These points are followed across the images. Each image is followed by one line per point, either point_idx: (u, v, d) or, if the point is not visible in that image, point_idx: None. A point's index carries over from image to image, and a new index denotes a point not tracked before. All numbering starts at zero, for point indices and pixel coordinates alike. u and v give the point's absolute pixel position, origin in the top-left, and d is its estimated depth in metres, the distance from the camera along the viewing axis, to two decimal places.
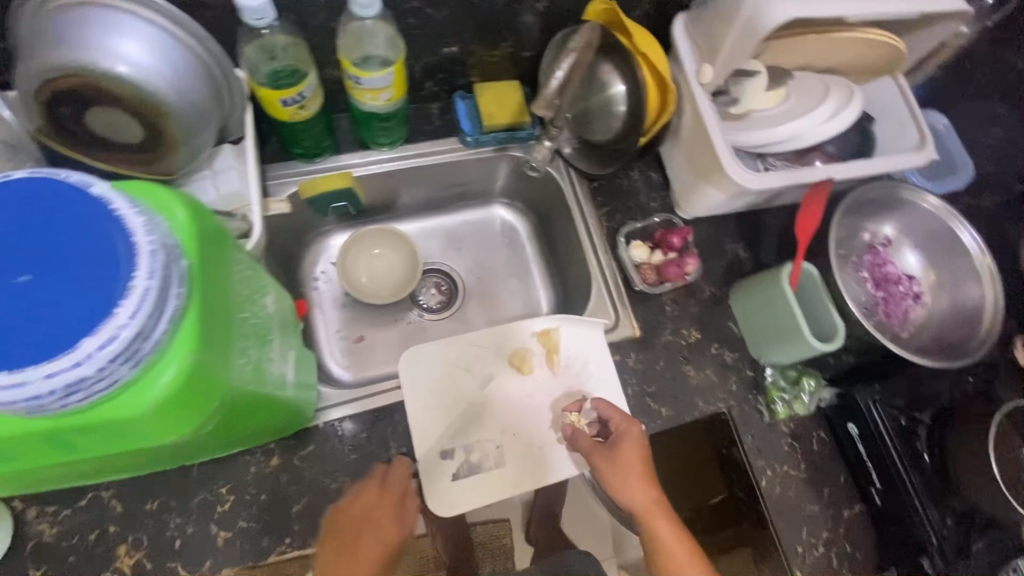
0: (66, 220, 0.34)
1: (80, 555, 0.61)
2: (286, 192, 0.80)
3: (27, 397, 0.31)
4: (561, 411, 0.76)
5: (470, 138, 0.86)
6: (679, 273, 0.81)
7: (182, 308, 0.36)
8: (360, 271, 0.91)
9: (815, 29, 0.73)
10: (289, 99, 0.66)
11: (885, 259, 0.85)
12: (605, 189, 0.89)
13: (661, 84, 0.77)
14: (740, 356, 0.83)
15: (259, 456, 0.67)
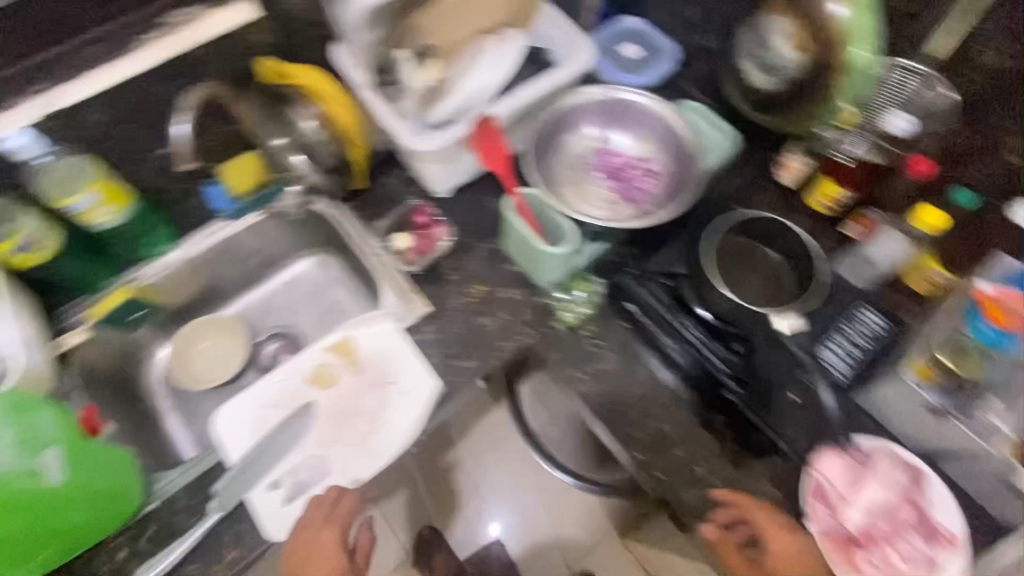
0: None
1: None
2: (85, 324, 0.89)
3: None
4: (418, 406, 0.81)
5: (227, 212, 0.95)
6: (432, 244, 0.91)
7: None
8: (195, 361, 1.00)
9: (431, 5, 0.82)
10: (17, 249, 0.77)
11: (610, 152, 0.91)
12: (365, 202, 0.98)
13: (328, 99, 0.86)
14: (525, 291, 0.90)
15: (108, 555, 0.74)
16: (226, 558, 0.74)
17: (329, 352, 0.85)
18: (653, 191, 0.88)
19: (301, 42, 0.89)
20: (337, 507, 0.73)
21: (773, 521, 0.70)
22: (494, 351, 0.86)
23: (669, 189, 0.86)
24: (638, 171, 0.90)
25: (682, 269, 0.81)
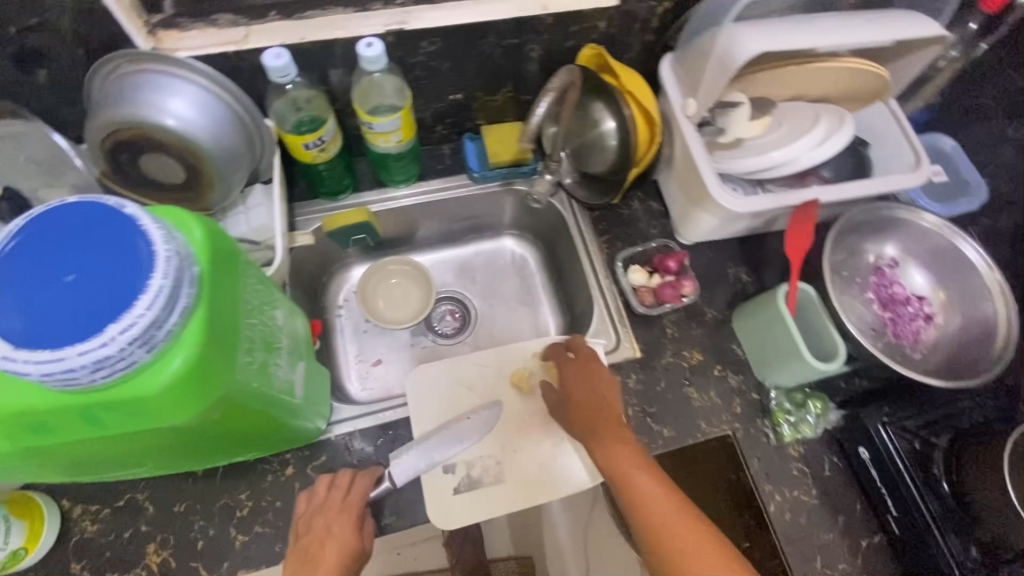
0: (85, 234, 0.36)
1: (116, 551, 0.67)
2: (311, 227, 0.89)
3: (64, 373, 0.33)
4: None
5: (477, 174, 0.93)
6: (675, 295, 0.84)
7: (191, 308, 0.37)
8: (378, 297, 0.99)
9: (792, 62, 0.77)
10: (310, 143, 0.75)
11: (892, 280, 0.83)
12: (607, 217, 0.93)
13: (647, 114, 0.81)
14: (744, 379, 0.84)
15: (276, 466, 0.72)
16: (381, 520, 0.72)
17: (534, 360, 0.82)
18: (926, 344, 0.80)
19: (632, 40, 0.84)
20: (345, 498, 0.68)
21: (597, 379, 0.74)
22: (693, 431, 0.80)
23: (949, 361, 0.78)
24: (915, 312, 0.82)
25: (945, 439, 0.76)
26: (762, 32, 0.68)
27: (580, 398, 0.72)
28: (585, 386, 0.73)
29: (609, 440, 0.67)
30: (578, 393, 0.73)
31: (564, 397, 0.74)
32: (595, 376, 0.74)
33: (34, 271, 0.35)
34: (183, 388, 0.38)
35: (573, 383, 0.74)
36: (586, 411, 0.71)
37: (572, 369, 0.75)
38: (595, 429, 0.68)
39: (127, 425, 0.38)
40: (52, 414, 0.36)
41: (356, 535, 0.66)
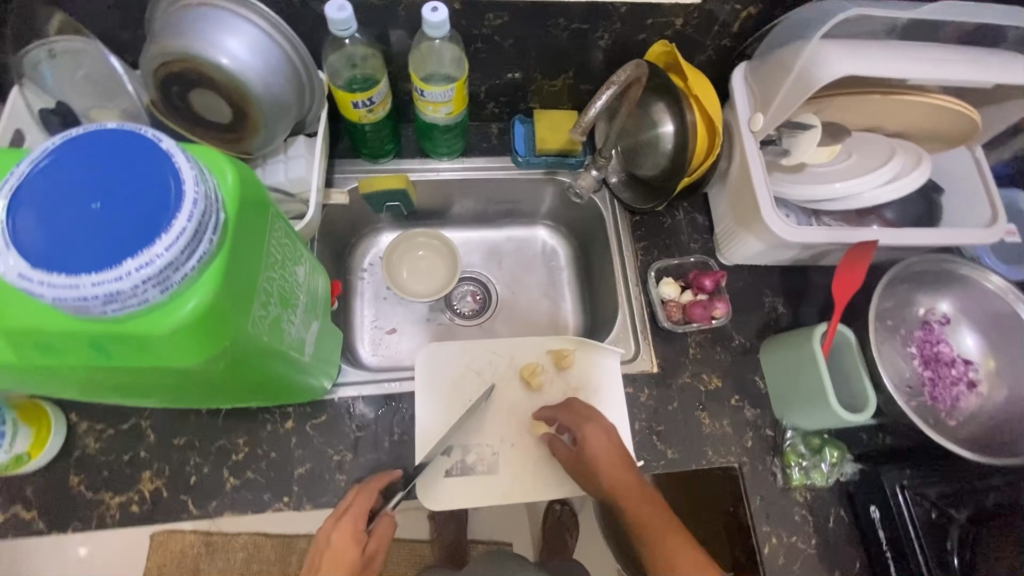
0: (116, 161, 0.35)
1: (113, 471, 0.69)
2: (349, 186, 0.88)
3: (73, 300, 0.32)
4: None
5: (522, 158, 0.90)
6: (705, 315, 0.80)
7: (212, 251, 0.36)
8: (403, 266, 0.98)
9: (880, 90, 0.71)
10: (359, 103, 0.73)
11: (939, 338, 0.78)
12: (647, 224, 0.89)
13: (710, 124, 0.77)
14: (760, 413, 0.80)
15: (276, 417, 0.73)
16: None
17: (546, 358, 0.80)
18: (964, 412, 0.75)
19: (706, 42, 0.79)
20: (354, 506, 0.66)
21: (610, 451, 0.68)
22: (698, 458, 0.77)
23: (989, 434, 0.73)
24: (958, 376, 0.77)
25: (965, 513, 0.71)
26: (849, 54, 0.63)
27: (603, 468, 0.68)
28: (605, 455, 0.68)
29: (620, 483, 0.66)
30: (596, 459, 0.68)
31: (583, 464, 0.69)
32: (613, 442, 0.69)
33: (58, 191, 0.34)
34: (192, 333, 0.37)
35: (589, 444, 0.69)
36: (614, 479, 0.67)
37: (593, 432, 0.69)
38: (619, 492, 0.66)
39: (132, 359, 0.38)
40: (59, 336, 0.36)
41: (359, 546, 0.63)
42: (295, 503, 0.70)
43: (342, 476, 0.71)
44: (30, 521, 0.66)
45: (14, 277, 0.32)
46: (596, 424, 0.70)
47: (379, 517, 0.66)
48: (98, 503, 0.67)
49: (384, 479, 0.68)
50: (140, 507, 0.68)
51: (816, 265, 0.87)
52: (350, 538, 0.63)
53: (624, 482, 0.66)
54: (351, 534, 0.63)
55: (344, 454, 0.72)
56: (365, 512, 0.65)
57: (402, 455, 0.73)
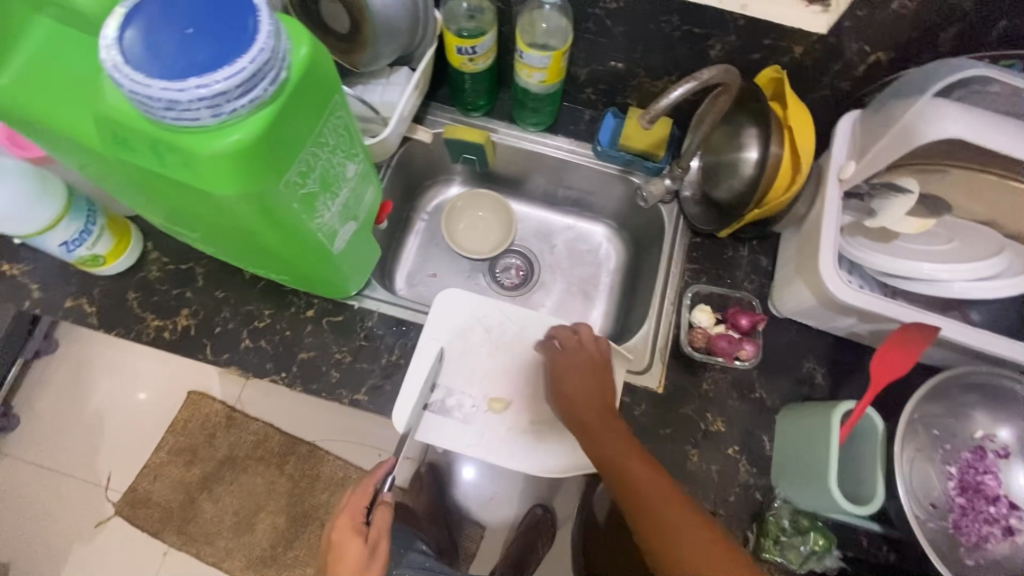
0: (216, 2, 0.41)
1: (161, 299, 0.79)
2: (436, 128, 0.93)
3: (143, 97, 0.38)
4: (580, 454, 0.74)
5: (601, 149, 0.90)
6: (729, 351, 0.77)
7: (265, 100, 0.42)
8: (461, 220, 1.02)
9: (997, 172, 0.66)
10: (464, 49, 0.78)
11: (989, 468, 0.68)
12: (705, 248, 0.86)
13: (796, 160, 0.73)
14: (755, 473, 0.75)
15: (302, 303, 0.80)
16: (353, 395, 0.76)
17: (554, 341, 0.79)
18: (989, 558, 0.66)
19: (824, 79, 0.75)
20: (356, 502, 0.72)
21: (586, 368, 0.72)
22: None
23: None
24: (996, 518, 0.67)
25: None
26: (967, 115, 0.57)
27: (575, 392, 0.70)
28: (585, 382, 0.71)
29: (615, 442, 0.64)
30: (574, 381, 0.71)
31: (563, 396, 0.71)
32: (595, 372, 0.72)
33: (165, 14, 0.41)
34: (228, 164, 0.43)
35: (568, 373, 0.72)
36: (591, 411, 0.68)
37: (575, 365, 0.72)
38: (624, 464, 0.62)
39: (179, 172, 0.44)
40: (131, 132, 0.43)
41: (360, 536, 0.68)
42: (289, 380, 0.76)
43: (336, 373, 0.77)
44: (89, 314, 0.78)
45: (109, 66, 0.39)
46: (579, 357, 0.73)
47: (376, 507, 0.71)
48: (141, 319, 0.78)
49: (379, 470, 0.72)
50: (171, 335, 0.77)
51: (874, 348, 0.79)
52: (352, 521, 0.69)
53: (619, 448, 0.64)
54: (351, 515, 0.70)
55: (344, 355, 0.78)
56: (362, 507, 0.71)
57: (393, 376, 0.77)
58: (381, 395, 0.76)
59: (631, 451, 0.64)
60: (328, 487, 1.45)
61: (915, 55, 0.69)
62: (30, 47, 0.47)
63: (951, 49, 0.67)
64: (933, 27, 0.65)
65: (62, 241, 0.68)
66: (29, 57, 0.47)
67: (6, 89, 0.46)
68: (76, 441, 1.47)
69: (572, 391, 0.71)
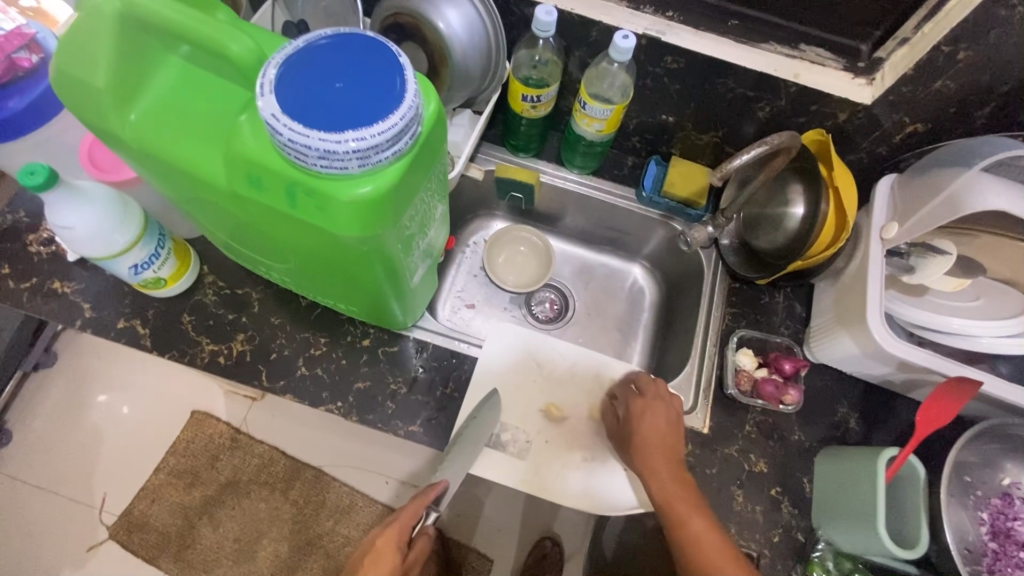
0: (364, 60, 0.44)
1: (216, 323, 0.79)
2: (486, 166, 0.96)
3: (300, 145, 0.40)
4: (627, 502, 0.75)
5: (646, 194, 0.95)
6: (775, 395, 0.81)
7: (403, 152, 0.44)
8: (501, 254, 1.05)
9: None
10: (528, 97, 0.83)
11: (1018, 514, 0.72)
12: (744, 293, 0.90)
13: (842, 217, 0.78)
14: (797, 514, 0.77)
15: (358, 332, 0.81)
16: (408, 426, 0.77)
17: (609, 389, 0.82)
18: None
19: (862, 144, 0.81)
20: (401, 521, 0.72)
21: (663, 415, 0.72)
22: None
23: None
24: None
25: None
26: (1009, 192, 0.64)
27: (649, 434, 0.71)
28: (655, 433, 0.71)
29: (666, 475, 0.68)
30: (648, 429, 0.71)
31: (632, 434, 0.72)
32: (667, 422, 0.72)
33: (315, 66, 0.43)
34: (361, 210, 0.45)
35: (642, 419, 0.72)
36: (653, 452, 0.70)
37: (655, 414, 0.73)
38: (670, 495, 0.66)
39: (308, 214, 0.46)
40: (268, 173, 0.45)
41: (398, 556, 0.69)
42: (345, 410, 0.77)
43: (391, 404, 0.77)
44: (142, 335, 0.77)
45: (266, 114, 0.41)
46: (657, 403, 0.74)
47: (418, 535, 0.72)
48: (196, 343, 0.78)
49: (430, 495, 0.72)
50: (226, 360, 0.77)
51: (902, 395, 0.84)
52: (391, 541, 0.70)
53: (672, 486, 0.67)
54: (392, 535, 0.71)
55: (400, 386, 0.79)
56: (409, 525, 0.72)
57: (448, 408, 0.78)
58: (437, 426, 0.77)
59: (682, 487, 0.67)
60: (334, 514, 1.41)
61: (950, 127, 0.75)
62: (160, 84, 0.48)
63: (983, 125, 0.73)
64: (969, 105, 0.71)
65: (132, 264, 0.68)
66: (159, 93, 0.48)
67: (135, 124, 0.48)
68: (70, 461, 1.41)
69: (645, 437, 0.71)
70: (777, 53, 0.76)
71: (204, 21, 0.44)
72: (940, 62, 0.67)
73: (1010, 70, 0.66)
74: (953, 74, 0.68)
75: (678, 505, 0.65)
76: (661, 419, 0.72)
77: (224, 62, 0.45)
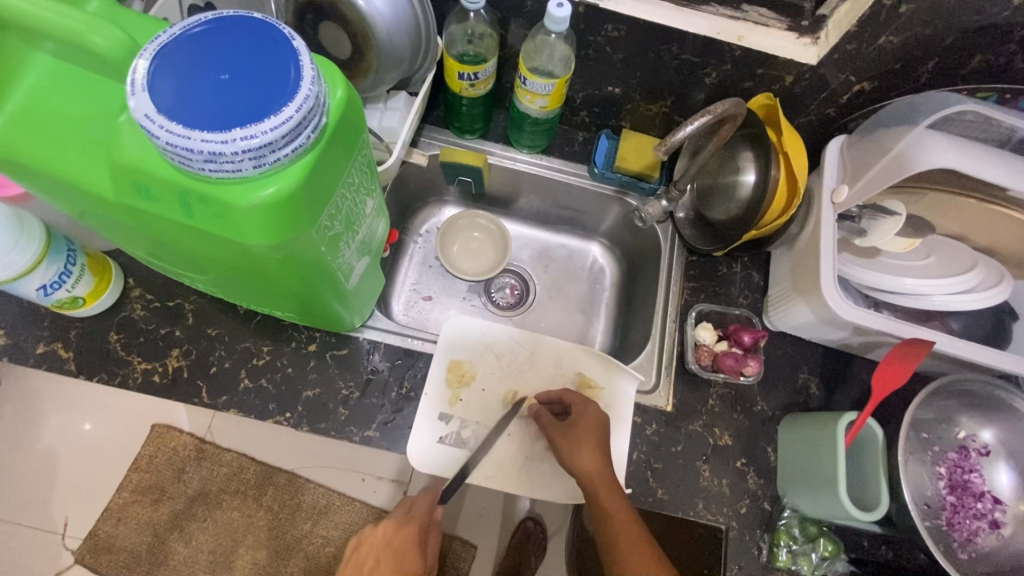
0: (254, 48, 0.39)
1: (147, 340, 0.74)
2: (431, 151, 0.92)
3: (180, 149, 0.36)
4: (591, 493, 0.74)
5: (598, 170, 0.92)
6: (735, 368, 0.79)
7: (308, 147, 0.40)
8: (455, 242, 1.01)
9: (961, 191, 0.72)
10: (465, 75, 0.78)
11: (973, 466, 0.73)
12: (701, 266, 0.88)
13: (793, 183, 0.77)
14: (763, 484, 0.77)
15: (304, 337, 0.77)
16: (364, 431, 0.73)
17: (573, 380, 0.81)
18: (980, 551, 0.70)
19: (811, 107, 0.80)
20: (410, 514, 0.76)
21: (595, 420, 0.71)
22: (687, 508, 0.75)
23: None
24: (981, 512, 0.71)
25: None
26: (952, 147, 0.64)
27: (583, 424, 0.70)
28: (594, 427, 0.70)
29: (592, 457, 0.67)
30: (584, 417, 0.71)
31: (568, 430, 0.71)
32: (598, 428, 0.70)
33: (197, 58, 0.38)
34: (265, 215, 0.40)
35: (581, 413, 0.72)
36: (583, 435, 0.69)
37: (592, 409, 0.72)
38: (592, 470, 0.66)
39: (208, 223, 0.41)
40: (156, 181, 0.40)
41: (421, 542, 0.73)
42: (295, 421, 0.73)
43: (344, 410, 0.74)
44: (65, 360, 0.71)
45: (140, 116, 0.36)
46: (584, 401, 0.73)
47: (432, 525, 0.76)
48: (126, 363, 0.72)
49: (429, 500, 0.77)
50: (161, 378, 0.72)
51: (860, 357, 0.84)
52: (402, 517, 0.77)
53: (596, 464, 0.67)
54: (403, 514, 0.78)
55: (352, 391, 0.75)
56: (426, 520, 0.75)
57: (405, 408, 0.75)
58: (393, 428, 0.74)
59: (602, 466, 0.67)
60: (311, 516, 1.23)
61: (896, 84, 0.73)
62: (27, 86, 0.43)
63: (929, 79, 0.72)
64: (914, 60, 0.69)
65: (40, 285, 0.63)
66: (25, 97, 0.42)
67: (2, 136, 0.42)
68: (7, 483, 1.21)
69: (579, 427, 0.70)
70: (719, 15, 0.72)
71: (59, 11, 0.38)
72: (883, 17, 0.65)
73: (953, 21, 0.64)
74: (896, 29, 0.66)
75: (598, 481, 0.66)
76: (592, 429, 0.69)
77: (92, 57, 0.40)
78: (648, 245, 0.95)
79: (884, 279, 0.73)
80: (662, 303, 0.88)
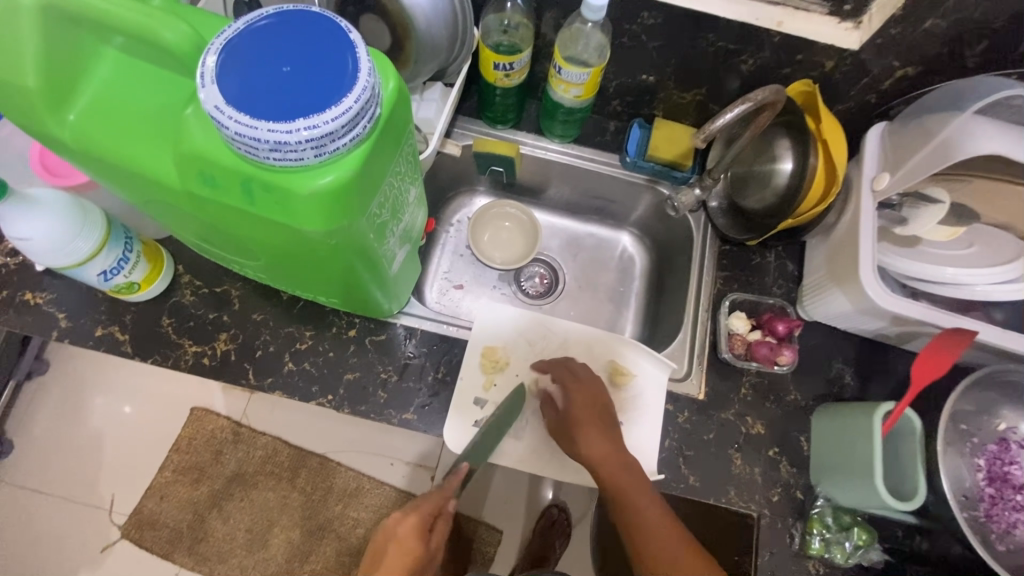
0: (313, 40, 0.41)
1: (197, 324, 0.77)
2: (464, 141, 0.93)
3: (249, 139, 0.38)
4: None
5: (630, 159, 0.91)
6: (769, 357, 0.80)
7: (364, 136, 0.42)
8: (486, 231, 1.02)
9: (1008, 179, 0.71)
10: (500, 65, 0.79)
11: (1013, 458, 0.72)
12: (735, 255, 0.88)
13: (832, 171, 0.76)
14: (796, 473, 0.77)
15: (343, 323, 0.79)
16: (403, 413, 0.76)
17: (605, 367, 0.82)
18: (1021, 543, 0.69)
19: (851, 93, 0.79)
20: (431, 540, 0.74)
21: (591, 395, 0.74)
22: (719, 494, 0.76)
23: None
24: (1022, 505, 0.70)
25: None
26: (1001, 132, 0.63)
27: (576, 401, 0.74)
28: (586, 401, 0.74)
29: (602, 444, 0.70)
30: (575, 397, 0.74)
31: (568, 420, 0.73)
32: (588, 399, 0.74)
33: (262, 51, 0.40)
34: (323, 202, 0.42)
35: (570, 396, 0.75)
36: (585, 422, 0.72)
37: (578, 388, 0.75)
38: (601, 458, 0.69)
39: (269, 210, 0.43)
40: (222, 170, 0.42)
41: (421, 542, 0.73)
42: (337, 403, 0.75)
43: (383, 394, 0.76)
44: (122, 342, 0.75)
45: (211, 107, 0.38)
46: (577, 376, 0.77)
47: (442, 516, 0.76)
48: (177, 346, 0.76)
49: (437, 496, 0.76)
50: (209, 361, 0.76)
51: (897, 347, 0.83)
52: (410, 546, 0.72)
53: (604, 451, 0.69)
54: (415, 535, 0.73)
55: (391, 374, 0.77)
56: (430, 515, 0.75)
57: (442, 392, 0.78)
58: (430, 411, 0.76)
59: (611, 453, 0.69)
60: (341, 498, 1.28)
61: (940, 69, 0.72)
62: (98, 79, 0.45)
63: (976, 64, 0.70)
64: (960, 44, 0.68)
65: (100, 271, 0.66)
66: (98, 90, 0.45)
67: (76, 127, 0.45)
68: (57, 461, 1.28)
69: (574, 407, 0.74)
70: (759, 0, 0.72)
71: (132, 7, 0.40)
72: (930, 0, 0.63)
73: (1002, 3, 0.62)
74: (943, 12, 0.65)
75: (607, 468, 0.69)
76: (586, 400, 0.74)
77: (162, 51, 0.42)
78: (680, 234, 0.94)
79: (923, 267, 0.72)
80: (694, 293, 0.87)
